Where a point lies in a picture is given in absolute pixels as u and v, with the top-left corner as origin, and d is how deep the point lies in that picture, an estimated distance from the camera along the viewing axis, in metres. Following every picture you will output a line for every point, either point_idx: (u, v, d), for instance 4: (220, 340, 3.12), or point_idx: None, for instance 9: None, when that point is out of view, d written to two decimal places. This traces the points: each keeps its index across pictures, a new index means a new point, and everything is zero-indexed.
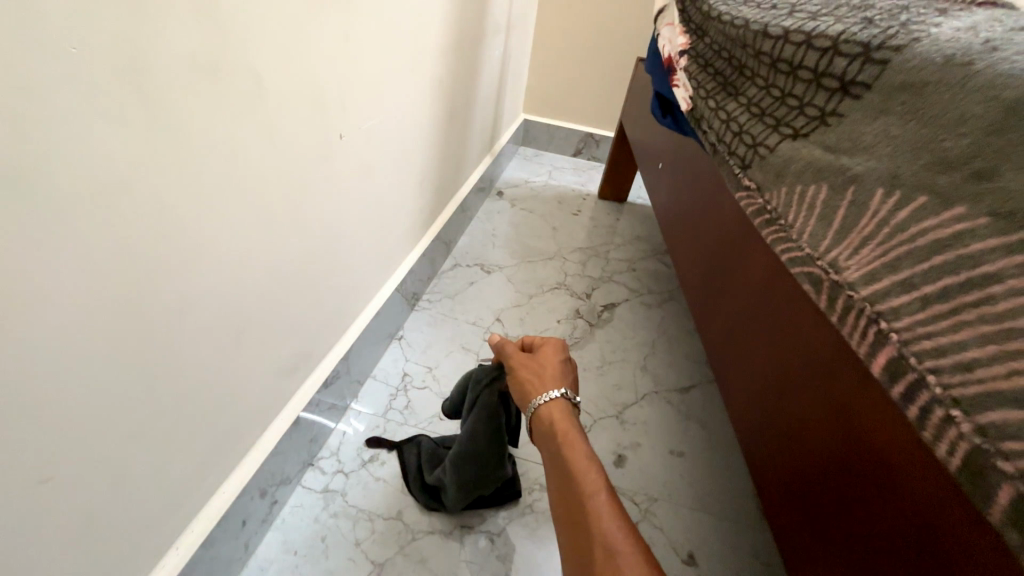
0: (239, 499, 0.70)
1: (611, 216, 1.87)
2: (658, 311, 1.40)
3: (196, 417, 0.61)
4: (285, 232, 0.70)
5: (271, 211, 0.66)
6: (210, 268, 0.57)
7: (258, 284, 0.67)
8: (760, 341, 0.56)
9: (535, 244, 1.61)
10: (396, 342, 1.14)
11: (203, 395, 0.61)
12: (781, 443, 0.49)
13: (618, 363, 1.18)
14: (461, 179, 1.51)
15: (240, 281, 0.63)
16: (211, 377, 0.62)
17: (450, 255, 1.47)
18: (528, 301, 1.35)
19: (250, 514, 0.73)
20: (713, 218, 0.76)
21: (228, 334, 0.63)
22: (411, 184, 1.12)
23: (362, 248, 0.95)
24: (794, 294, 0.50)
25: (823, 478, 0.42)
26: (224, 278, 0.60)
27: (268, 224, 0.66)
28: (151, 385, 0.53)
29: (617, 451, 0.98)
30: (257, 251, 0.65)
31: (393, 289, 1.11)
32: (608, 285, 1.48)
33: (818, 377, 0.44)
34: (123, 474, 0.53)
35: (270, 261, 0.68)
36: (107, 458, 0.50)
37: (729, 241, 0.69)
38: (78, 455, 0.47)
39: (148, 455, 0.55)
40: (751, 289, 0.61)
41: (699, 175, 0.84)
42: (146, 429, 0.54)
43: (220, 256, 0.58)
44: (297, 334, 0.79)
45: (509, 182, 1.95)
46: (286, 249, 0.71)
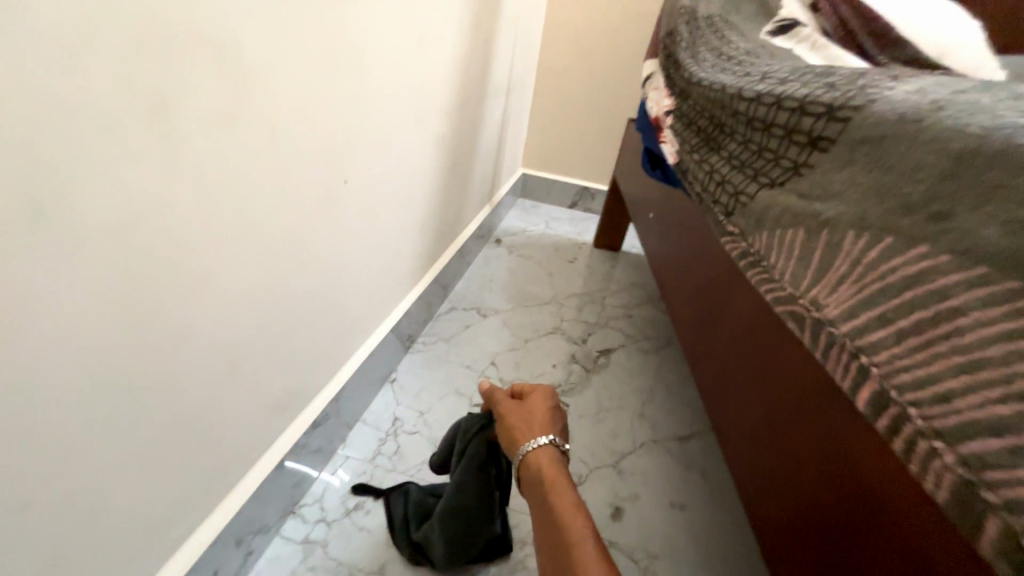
0: (213, 547, 0.66)
1: (607, 264, 1.92)
2: (654, 357, 1.39)
3: (179, 456, 0.59)
4: (285, 269, 0.72)
5: (274, 249, 0.68)
6: (210, 301, 0.58)
7: (254, 319, 0.67)
8: (749, 382, 0.57)
9: (532, 290, 1.63)
10: (389, 385, 1.13)
11: (189, 431, 0.60)
12: (774, 484, 0.48)
13: (614, 410, 1.16)
14: (461, 226, 1.56)
15: (238, 316, 0.64)
16: (198, 413, 0.61)
17: (448, 299, 1.49)
18: (523, 346, 1.35)
19: (222, 565, 0.68)
20: (701, 263, 0.79)
21: (220, 369, 0.63)
22: (411, 228, 1.15)
23: (360, 289, 0.97)
24: (779, 334, 0.51)
25: (816, 517, 0.41)
26: (221, 312, 0.60)
27: (269, 260, 0.68)
28: (137, 419, 0.52)
29: (614, 503, 0.93)
30: (256, 287, 0.66)
31: (389, 330, 1.11)
32: (603, 330, 1.48)
33: (806, 414, 0.45)
34: (94, 515, 0.50)
35: (268, 297, 0.69)
36: (80, 496, 0.48)
37: (717, 285, 0.71)
38: (50, 492, 0.45)
39: (122, 495, 0.53)
40: (739, 331, 0.62)
41: (687, 224, 0.88)
42: (126, 467, 0.52)
43: (220, 290, 0.59)
44: (289, 372, 0.78)
45: (508, 231, 2.01)
46: (286, 286, 0.73)
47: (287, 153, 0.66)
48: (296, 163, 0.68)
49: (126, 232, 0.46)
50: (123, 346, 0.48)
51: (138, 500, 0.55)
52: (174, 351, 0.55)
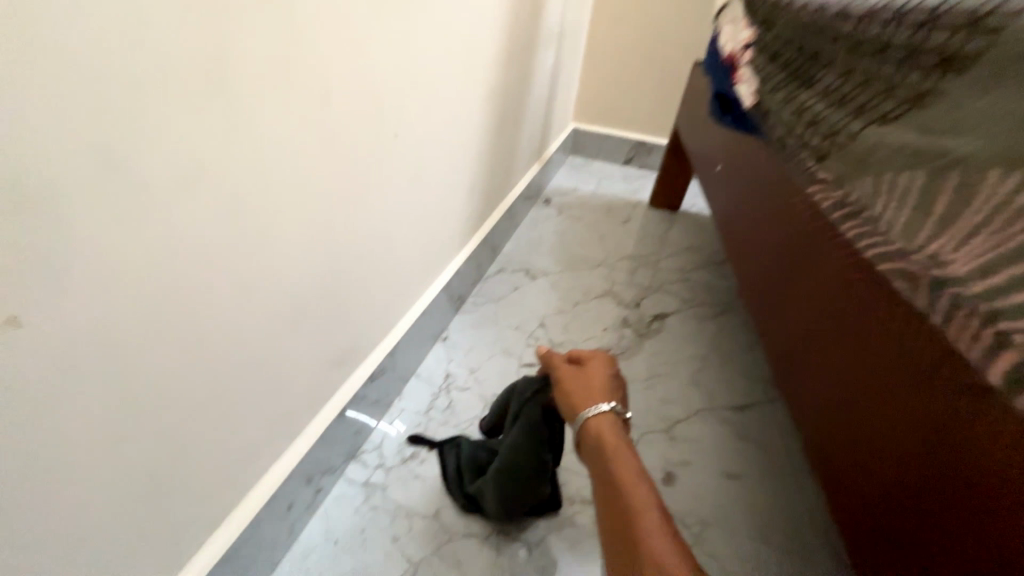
0: (286, 483, 0.72)
1: (662, 225, 1.81)
2: (712, 323, 1.32)
3: (250, 400, 0.63)
4: (340, 227, 0.73)
5: (329, 207, 0.69)
6: (268, 255, 0.60)
7: (312, 275, 0.69)
8: (828, 356, 0.51)
9: (582, 252, 1.58)
10: (440, 343, 1.15)
11: (258, 379, 0.64)
12: (854, 464, 0.44)
13: (668, 377, 1.12)
14: (509, 184, 1.52)
15: (297, 270, 0.66)
16: (266, 362, 0.64)
17: (496, 260, 1.47)
18: (573, 308, 1.32)
19: (295, 500, 0.74)
20: (774, 227, 0.72)
21: (282, 321, 0.66)
22: (461, 186, 1.13)
23: (412, 249, 0.97)
24: (869, 304, 0.46)
25: (912, 503, 0.37)
26: (279, 265, 0.62)
27: (326, 216, 0.69)
28: (211, 364, 0.56)
29: (666, 469, 0.91)
30: (311, 243, 0.67)
31: (440, 289, 1.12)
32: (658, 294, 1.42)
33: (903, 390, 0.39)
34: (182, 449, 0.55)
35: (325, 254, 0.71)
36: (168, 431, 0.53)
37: (792, 252, 0.64)
38: (142, 427, 0.49)
39: (205, 432, 0.58)
40: (814, 301, 0.56)
41: (758, 184, 0.80)
42: (205, 407, 0.57)
43: (277, 244, 0.61)
44: (346, 327, 0.81)
45: (557, 190, 1.93)
46: (342, 244, 0.74)
47: (342, 108, 0.65)
48: (351, 119, 0.68)
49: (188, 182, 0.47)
50: (193, 294, 0.51)
51: (218, 439, 0.60)
52: (239, 301, 0.57)
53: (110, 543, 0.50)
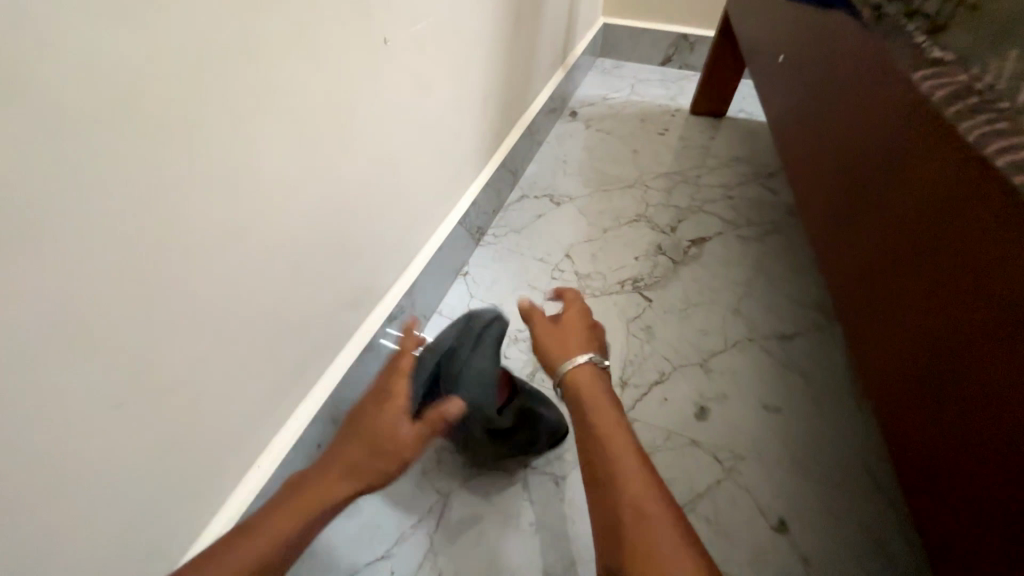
0: (312, 424, 0.73)
1: (705, 135, 1.60)
2: (757, 245, 1.20)
3: (261, 348, 0.62)
4: (335, 158, 0.64)
5: (318, 133, 0.60)
6: (253, 193, 0.53)
7: (309, 215, 0.63)
8: (897, 288, 0.47)
9: (612, 172, 1.43)
10: (461, 278, 1.10)
11: (265, 328, 0.61)
12: (921, 407, 0.42)
13: (704, 307, 1.04)
14: (528, 98, 1.35)
15: (290, 212, 0.60)
16: (272, 310, 0.62)
17: (517, 185, 1.36)
18: (602, 236, 1.22)
19: (324, 439, 0.76)
20: (846, 141, 0.59)
21: (283, 267, 0.61)
22: (471, 103, 1.00)
23: (421, 179, 0.89)
24: (984, 247, 0.37)
25: (972, 452, 0.36)
26: (267, 207, 0.56)
27: (315, 147, 0.60)
28: (209, 315, 0.53)
29: (699, 403, 0.87)
30: (302, 177, 0.60)
31: (456, 222, 1.04)
32: (697, 216, 1.28)
33: (993, 330, 0.36)
34: (197, 400, 0.55)
35: (321, 191, 0.64)
36: (177, 385, 0.52)
37: (872, 172, 0.53)
38: (147, 383, 0.48)
39: (218, 383, 0.57)
40: (897, 237, 0.47)
41: (833, 85, 0.65)
42: (212, 359, 0.55)
43: (261, 180, 0.54)
44: (356, 267, 0.77)
45: (585, 101, 1.72)
46: (339, 177, 0.67)
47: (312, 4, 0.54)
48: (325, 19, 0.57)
49: (128, 105, 0.40)
50: (171, 244, 0.46)
51: (234, 387, 0.59)
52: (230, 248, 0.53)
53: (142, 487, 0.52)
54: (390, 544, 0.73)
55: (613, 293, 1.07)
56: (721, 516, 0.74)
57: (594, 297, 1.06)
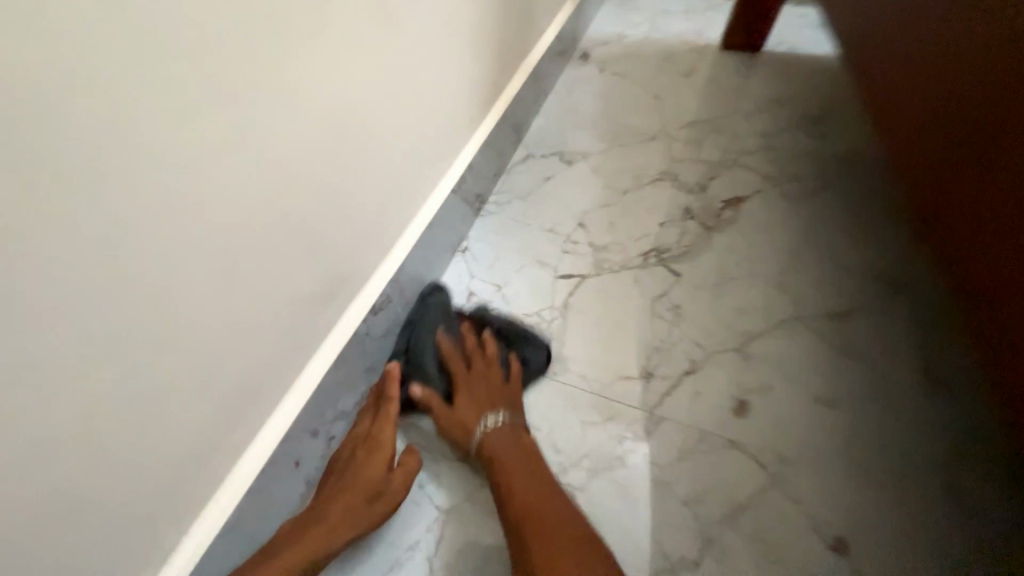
0: (285, 442, 0.64)
1: (739, 74, 1.38)
2: (803, 203, 1.03)
3: (195, 357, 0.51)
4: (259, 104, 0.49)
5: (218, 61, 0.44)
6: (124, 152, 0.39)
7: (238, 192, 0.50)
8: None
9: (631, 123, 1.25)
10: (460, 255, 0.97)
11: (199, 333, 0.51)
12: None
13: (741, 280, 0.90)
14: (531, 37, 1.15)
15: (205, 187, 0.46)
16: (204, 312, 0.50)
17: (522, 143, 1.19)
18: (620, 200, 1.06)
19: (303, 454, 0.68)
20: (1010, 115, 0.51)
21: (211, 256, 0.49)
22: (458, 41, 0.83)
23: (401, 139, 0.74)
24: (1011, 233, 0.51)
25: None
26: (158, 173, 0.42)
27: (222, 86, 0.45)
28: (95, 321, 0.41)
29: (737, 397, 0.74)
30: (208, 131, 0.45)
31: (450, 190, 0.89)
32: (731, 171, 1.11)
33: None
34: (105, 425, 0.45)
35: (246, 150, 0.49)
36: (67, 411, 0.41)
37: (933, 150, 0.62)
38: (22, 429, 0.39)
39: (134, 403, 0.47)
40: None
41: (1009, 25, 0.52)
42: (116, 376, 0.44)
43: (135, 131, 0.40)
44: (325, 253, 0.65)
45: (598, 40, 1.50)
46: (277, 137, 0.52)
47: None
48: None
49: None
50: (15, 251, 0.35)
51: (162, 404, 0.49)
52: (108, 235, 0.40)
53: (49, 531, 0.43)
54: (424, 529, 0.69)
55: (633, 267, 0.93)
56: (767, 532, 0.64)
57: (612, 272, 0.92)
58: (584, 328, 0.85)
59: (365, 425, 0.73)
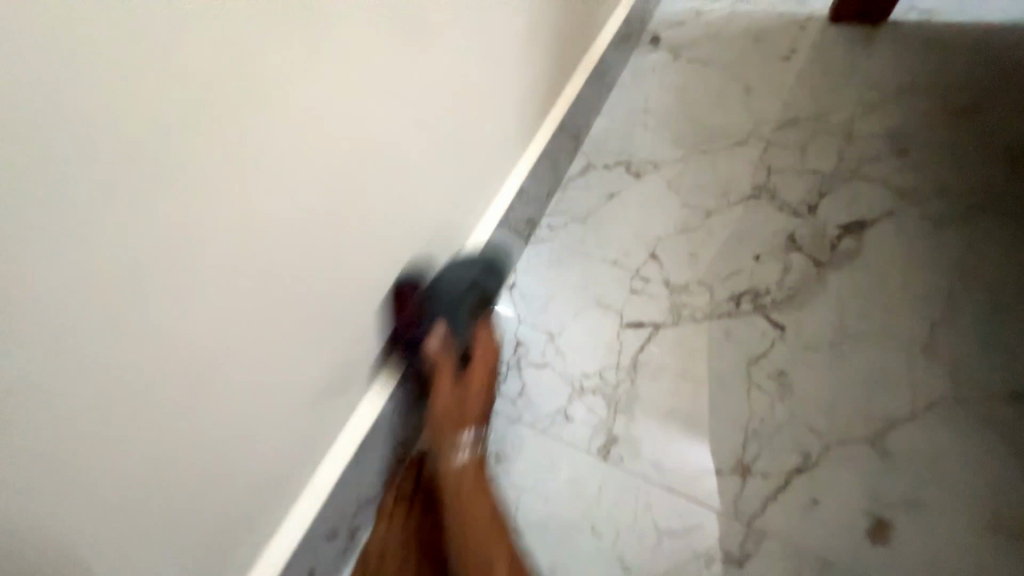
0: (297, 550, 0.56)
1: (854, 52, 1.11)
2: (954, 230, 0.79)
3: (189, 471, 0.42)
4: (235, 148, 0.37)
5: (165, 92, 0.31)
6: (42, 245, 0.28)
7: (230, 295, 0.40)
8: None
9: (714, 121, 1.03)
10: (508, 292, 0.81)
11: (197, 452, 0.43)
12: None
13: (870, 340, 0.69)
14: (592, 25, 0.96)
15: (173, 269, 0.36)
16: (196, 433, 0.42)
17: (579, 150, 1.01)
18: (703, 224, 0.86)
19: (316, 560, 0.59)
20: None
21: (196, 355, 0.40)
22: (507, 52, 0.67)
23: (434, 172, 0.60)
24: None
25: None
26: (100, 264, 0.31)
27: (171, 131, 0.32)
28: (58, 478, 0.33)
29: (872, 514, 0.59)
30: (167, 197, 0.34)
31: (495, 225, 0.76)
32: (849, 184, 0.87)
33: None
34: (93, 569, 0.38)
35: (227, 215, 0.38)
36: (37, 569, 0.34)
37: None
38: None
39: (123, 536, 0.39)
40: None
41: None
42: (100, 520, 0.37)
43: (53, 216, 0.28)
44: (341, 328, 0.54)
45: (672, 16, 1.26)
46: (269, 191, 0.40)
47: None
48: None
49: None
50: None
51: (157, 527, 0.42)
52: (44, 357, 0.30)
53: None
54: None
55: (721, 316, 0.75)
56: None
57: (694, 321, 0.75)
58: (659, 397, 0.68)
59: (398, 533, 0.64)
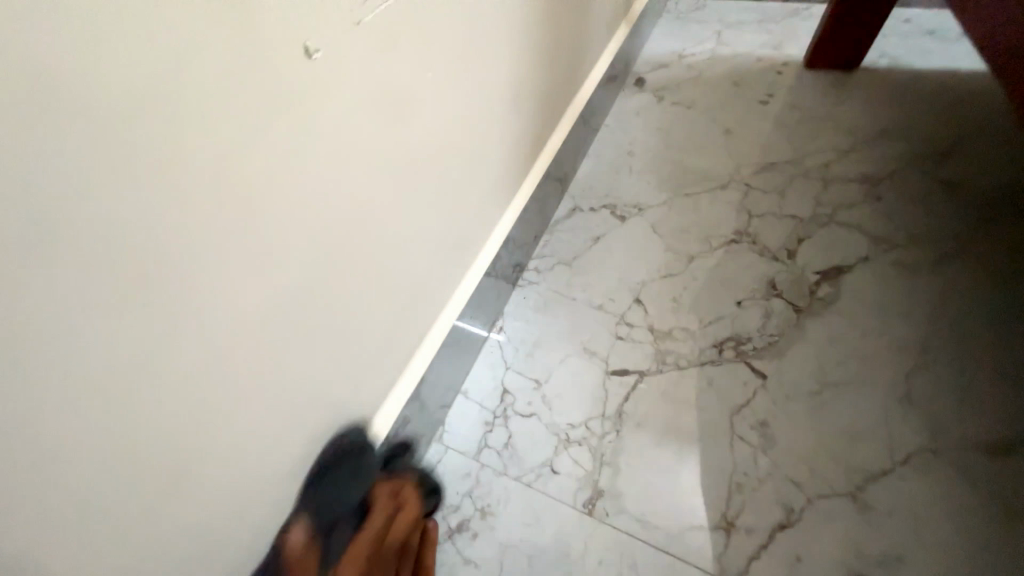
0: None
1: (829, 97, 1.16)
2: (925, 277, 0.83)
3: (180, 554, 0.42)
4: (228, 241, 0.37)
5: (161, 200, 0.32)
6: (42, 361, 0.29)
7: (227, 377, 0.41)
8: None
9: (697, 164, 1.07)
10: (494, 338, 0.82)
11: (192, 533, 0.43)
12: None
13: (849, 389, 0.72)
14: (578, 75, 0.99)
15: (166, 364, 0.36)
16: (194, 515, 0.42)
17: (566, 192, 1.03)
18: (687, 269, 0.88)
19: None
20: None
21: (193, 440, 0.40)
22: (494, 112, 0.70)
23: (423, 233, 0.62)
24: None
25: None
26: (94, 370, 0.31)
27: (167, 236, 0.33)
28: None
29: (855, 568, 0.60)
30: (160, 298, 0.34)
31: (482, 275, 0.77)
32: (826, 229, 0.90)
33: None
34: None
35: (225, 302, 0.39)
36: None
37: None
38: None
39: None
40: None
41: None
42: None
43: (51, 334, 0.29)
44: (335, 392, 0.54)
45: (655, 59, 1.31)
46: (262, 276, 0.41)
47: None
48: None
49: None
50: None
51: None
52: (38, 467, 0.30)
53: None
54: None
55: (705, 363, 0.76)
56: None
57: (678, 369, 0.76)
58: (644, 448, 0.69)
59: None
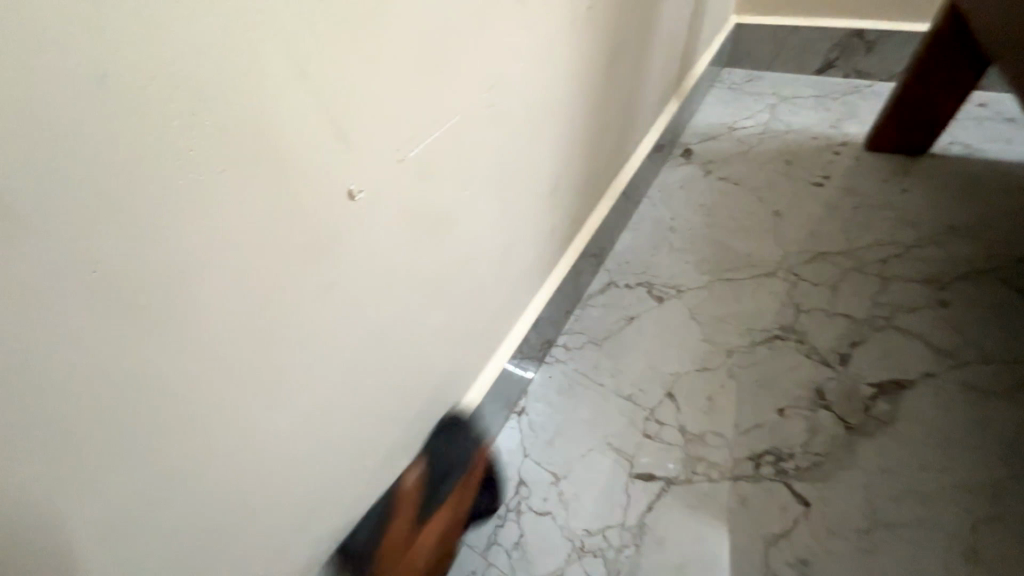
0: None
1: (893, 183, 1.10)
2: (1000, 404, 0.74)
3: None
4: (257, 365, 0.39)
5: (201, 337, 0.34)
6: (84, 495, 0.31)
7: (242, 485, 0.41)
8: None
9: (742, 246, 1.02)
10: (513, 422, 0.79)
11: None
12: None
13: (906, 532, 0.64)
14: (622, 153, 0.99)
15: (189, 483, 0.37)
16: None
17: (602, 266, 1.01)
18: (725, 364, 0.83)
19: None
20: None
21: (197, 559, 0.40)
22: (532, 203, 0.71)
23: (451, 324, 0.62)
24: None
25: None
26: (120, 497, 0.33)
27: (191, 376, 0.34)
28: None
29: None
30: (188, 424, 0.35)
31: (506, 359, 0.75)
32: (884, 334, 0.83)
33: None
34: None
35: (251, 418, 0.40)
36: None
37: None
38: None
39: None
40: None
41: None
42: None
43: (95, 470, 0.31)
44: (345, 492, 0.53)
45: (703, 130, 1.30)
46: (283, 395, 0.42)
47: (69, 105, 0.25)
48: (135, 125, 0.27)
49: None
50: None
51: None
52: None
53: None
54: None
55: (739, 478, 0.70)
56: None
57: (708, 481, 0.71)
58: (664, 569, 0.64)
59: None
